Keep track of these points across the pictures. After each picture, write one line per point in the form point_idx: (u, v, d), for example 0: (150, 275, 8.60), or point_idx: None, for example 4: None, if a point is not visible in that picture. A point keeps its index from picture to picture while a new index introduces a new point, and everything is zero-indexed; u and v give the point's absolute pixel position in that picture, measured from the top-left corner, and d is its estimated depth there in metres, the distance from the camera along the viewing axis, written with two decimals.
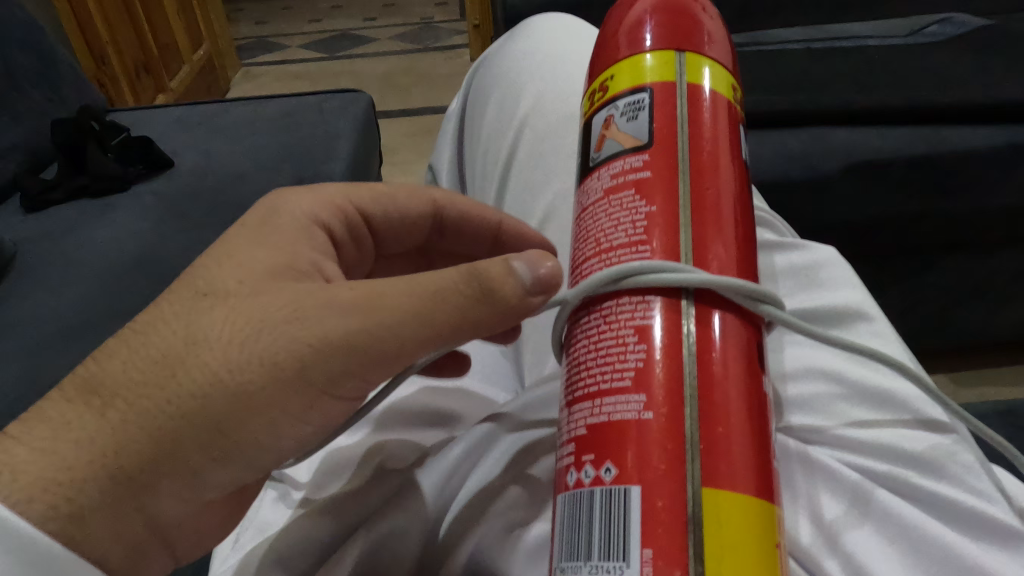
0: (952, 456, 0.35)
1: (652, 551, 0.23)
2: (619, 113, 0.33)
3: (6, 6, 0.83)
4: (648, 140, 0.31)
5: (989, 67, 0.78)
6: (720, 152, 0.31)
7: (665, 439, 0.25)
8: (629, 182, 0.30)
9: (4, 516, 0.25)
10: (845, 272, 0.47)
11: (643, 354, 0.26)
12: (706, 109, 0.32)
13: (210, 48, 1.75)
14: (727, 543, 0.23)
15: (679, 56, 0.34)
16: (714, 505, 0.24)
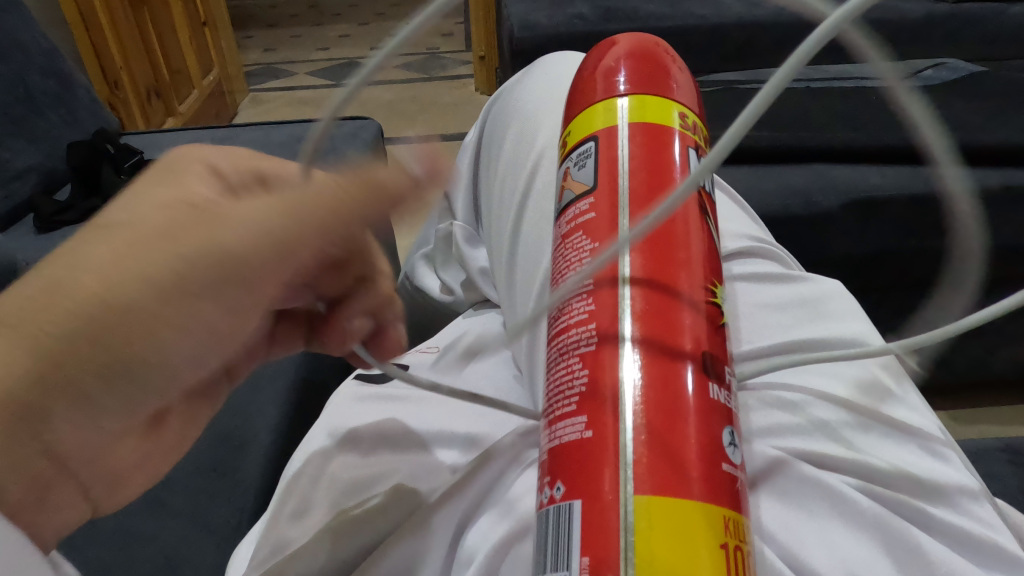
0: (959, 487, 0.35)
1: (589, 558, 0.25)
2: (574, 165, 0.37)
3: (30, 32, 0.86)
4: (593, 184, 0.35)
5: (976, 117, 0.83)
6: (666, 180, 0.34)
7: (600, 452, 0.27)
8: (578, 226, 0.34)
9: None
10: (849, 305, 0.43)
11: (586, 378, 0.30)
12: (655, 142, 0.35)
13: (220, 74, 1.79)
14: (661, 548, 0.24)
15: (628, 99, 0.37)
16: (650, 511, 0.25)
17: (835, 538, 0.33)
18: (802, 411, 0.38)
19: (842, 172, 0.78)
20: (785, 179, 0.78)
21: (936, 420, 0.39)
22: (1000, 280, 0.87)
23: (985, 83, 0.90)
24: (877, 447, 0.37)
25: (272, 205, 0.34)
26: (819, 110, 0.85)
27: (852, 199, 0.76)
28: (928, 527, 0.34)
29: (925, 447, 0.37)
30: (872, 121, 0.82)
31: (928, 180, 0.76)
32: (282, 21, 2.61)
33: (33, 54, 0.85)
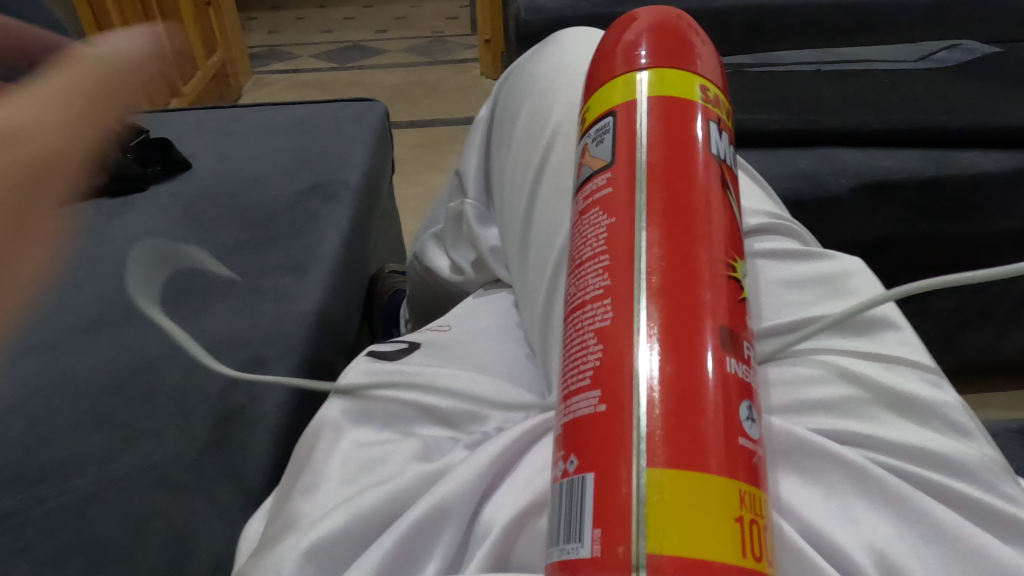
0: (985, 463, 0.35)
1: (600, 531, 0.25)
2: (592, 141, 0.37)
3: (35, 8, 0.86)
4: (610, 159, 0.35)
5: (988, 100, 0.82)
6: (685, 154, 0.33)
7: (614, 426, 0.27)
8: (596, 201, 0.34)
9: None
10: (873, 282, 0.43)
11: (600, 353, 0.30)
12: (676, 118, 0.35)
13: (222, 56, 1.77)
14: (674, 520, 0.24)
15: (649, 73, 0.36)
16: (666, 483, 0.25)
17: (857, 514, 0.33)
18: (823, 389, 0.38)
19: (852, 156, 0.78)
20: (794, 161, 0.77)
21: (959, 396, 0.38)
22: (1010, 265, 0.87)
23: (996, 67, 0.90)
24: (901, 425, 0.36)
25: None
26: (829, 94, 0.86)
27: (863, 181, 0.76)
28: (951, 503, 0.34)
29: (949, 424, 0.36)
30: (882, 105, 0.82)
31: (938, 163, 0.76)
32: (284, 3, 2.59)
33: (37, 30, 0.84)
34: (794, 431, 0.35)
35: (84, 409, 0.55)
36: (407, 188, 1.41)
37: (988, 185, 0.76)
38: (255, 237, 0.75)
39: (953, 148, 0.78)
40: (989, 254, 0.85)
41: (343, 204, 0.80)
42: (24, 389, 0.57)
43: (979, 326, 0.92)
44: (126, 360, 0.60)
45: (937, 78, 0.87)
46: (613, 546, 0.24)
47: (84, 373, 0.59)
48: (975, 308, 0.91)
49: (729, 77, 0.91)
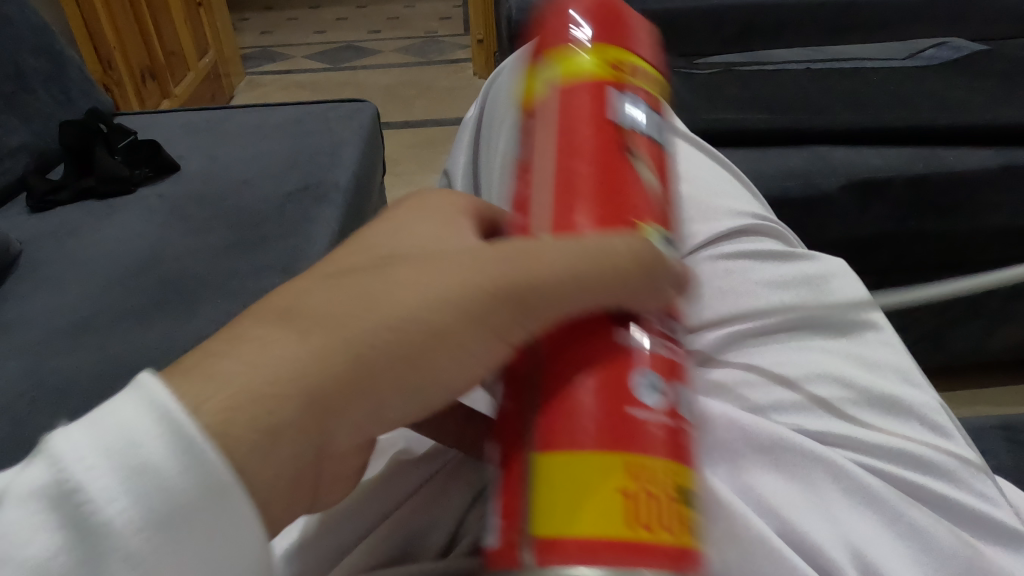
0: (961, 463, 0.35)
1: (499, 519, 0.23)
2: (519, 150, 0.39)
3: (21, 10, 0.85)
4: (523, 156, 0.36)
5: (977, 97, 0.82)
6: (577, 130, 0.34)
7: (512, 414, 0.26)
8: (513, 194, 0.35)
9: (163, 398, 0.22)
10: (855, 286, 0.43)
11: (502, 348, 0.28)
12: (568, 102, 0.35)
13: (215, 57, 1.77)
14: (558, 497, 0.22)
15: (551, 69, 0.39)
16: (550, 467, 0.23)
17: (838, 512, 0.32)
18: (806, 389, 0.37)
19: (842, 154, 0.77)
20: (783, 160, 0.77)
21: (938, 397, 0.38)
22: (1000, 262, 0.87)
23: (984, 64, 0.90)
24: (880, 425, 0.36)
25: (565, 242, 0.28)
26: (818, 93, 0.85)
27: (853, 179, 0.75)
28: (932, 503, 0.34)
29: (926, 423, 0.37)
30: (871, 103, 0.82)
31: (927, 161, 0.76)
32: (278, 4, 2.59)
33: (23, 32, 0.84)
34: (776, 430, 0.34)
35: (70, 413, 0.56)
36: (399, 188, 1.41)
37: (978, 183, 0.76)
38: (244, 238, 0.75)
39: (943, 146, 0.78)
40: (979, 251, 0.84)
41: (332, 204, 0.80)
42: (8, 393, 0.57)
43: (969, 323, 0.92)
44: (111, 363, 0.60)
45: (926, 76, 0.87)
46: (506, 533, 0.22)
47: (69, 376, 0.59)
48: (966, 305, 0.91)
49: (719, 77, 0.91)
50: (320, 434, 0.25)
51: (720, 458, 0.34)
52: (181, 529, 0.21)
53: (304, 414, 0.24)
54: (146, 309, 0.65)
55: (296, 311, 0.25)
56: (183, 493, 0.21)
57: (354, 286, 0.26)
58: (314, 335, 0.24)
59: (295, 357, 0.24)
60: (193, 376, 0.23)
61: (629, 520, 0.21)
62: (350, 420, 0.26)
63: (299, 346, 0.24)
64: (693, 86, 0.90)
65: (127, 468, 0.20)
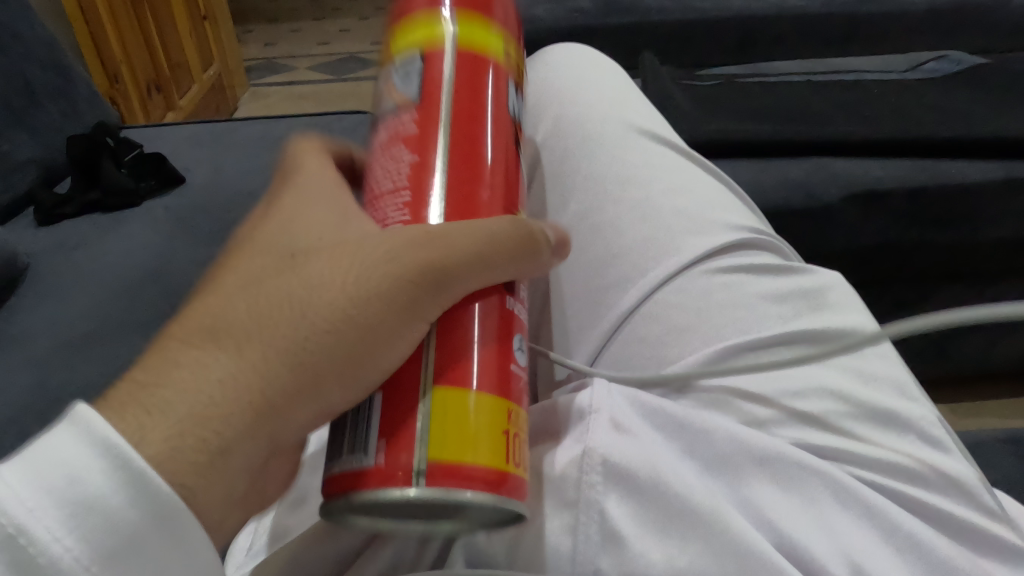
0: (959, 477, 0.35)
1: (384, 442, 0.26)
2: (396, 77, 0.34)
3: (30, 25, 0.87)
4: (416, 97, 0.33)
5: (977, 109, 0.83)
6: (483, 107, 0.33)
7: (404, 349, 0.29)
8: (399, 139, 0.32)
9: (101, 430, 0.24)
10: (853, 299, 0.43)
11: None
12: (473, 65, 0.34)
13: (220, 68, 1.79)
14: (450, 427, 0.26)
15: (452, 12, 0.35)
16: (443, 400, 0.27)
17: (837, 525, 0.32)
18: (803, 402, 0.37)
19: (842, 165, 0.78)
20: (784, 171, 0.78)
21: (936, 410, 0.38)
22: (1002, 273, 0.87)
23: (985, 75, 0.90)
24: (879, 438, 0.36)
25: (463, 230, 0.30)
26: (819, 104, 0.86)
27: (853, 191, 0.76)
28: (930, 516, 0.34)
29: (926, 437, 0.37)
30: (872, 115, 0.83)
31: (928, 172, 0.76)
32: (282, 16, 2.61)
33: (32, 48, 0.85)
34: (774, 445, 0.34)
35: None
36: None
37: (978, 194, 0.76)
38: None
39: (943, 157, 0.78)
40: (981, 261, 0.85)
41: None
42: (15, 406, 0.58)
43: (972, 333, 0.92)
44: (117, 375, 0.60)
45: (927, 88, 0.88)
46: (396, 455, 0.26)
47: (76, 388, 0.59)
48: (967, 315, 0.91)
49: (720, 88, 0.92)
50: (270, 436, 0.28)
51: (721, 471, 0.34)
52: (129, 540, 0.24)
53: (249, 423, 0.28)
54: (152, 321, 0.66)
55: (221, 329, 0.29)
56: (125, 510, 0.24)
57: (277, 297, 0.30)
58: (244, 355, 0.28)
59: (232, 381, 0.28)
60: (144, 410, 0.27)
61: (502, 452, 0.27)
62: (297, 417, 0.29)
63: (232, 367, 0.28)
64: (694, 98, 0.90)
65: (70, 501, 0.24)
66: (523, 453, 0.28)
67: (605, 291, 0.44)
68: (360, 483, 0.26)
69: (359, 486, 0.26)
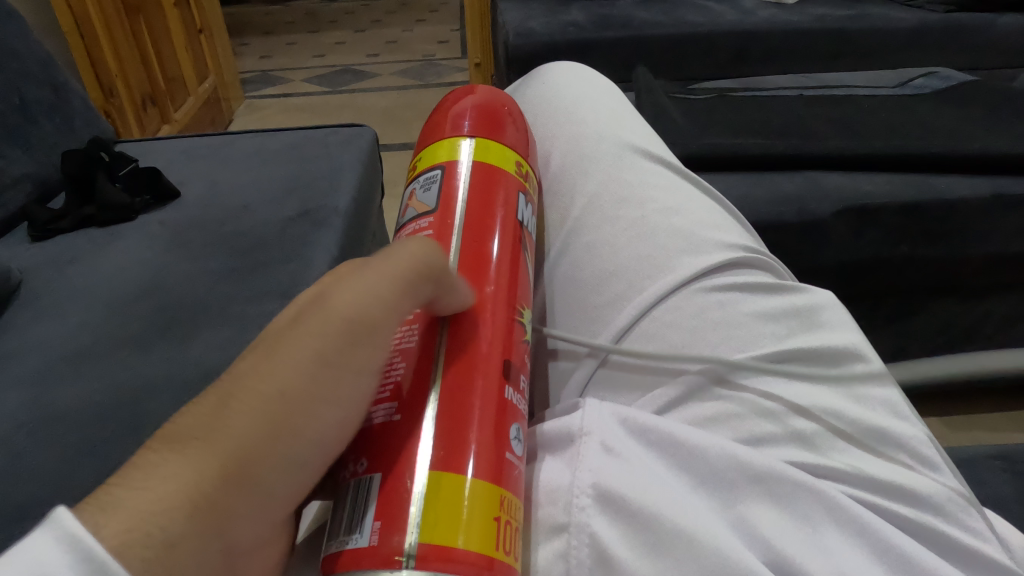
0: (950, 497, 0.36)
1: (380, 523, 0.27)
2: (420, 187, 0.41)
3: (25, 41, 0.87)
4: (434, 206, 0.39)
5: (965, 125, 0.84)
6: (490, 214, 0.39)
7: (405, 430, 0.30)
8: (416, 240, 0.38)
9: (78, 533, 0.21)
10: (844, 317, 0.44)
11: (401, 372, 0.32)
12: (483, 182, 0.40)
13: (215, 81, 1.79)
14: (442, 513, 0.27)
15: (472, 140, 0.42)
16: (438, 485, 0.28)
17: (830, 544, 0.32)
18: (798, 420, 0.37)
19: (834, 180, 0.79)
20: (777, 186, 0.78)
21: (926, 430, 0.39)
22: (992, 287, 0.88)
23: (973, 92, 0.92)
24: (870, 457, 0.36)
25: (376, 279, 0.31)
26: (811, 119, 0.87)
27: (846, 206, 0.76)
28: (922, 536, 0.34)
29: (916, 457, 0.37)
30: (862, 130, 0.84)
31: (918, 188, 0.77)
32: (278, 29, 2.62)
33: (28, 64, 0.85)
34: (771, 463, 0.34)
35: (67, 444, 0.56)
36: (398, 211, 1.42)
37: (969, 210, 0.77)
38: (243, 265, 0.75)
39: (934, 173, 0.79)
40: (972, 275, 0.85)
41: (332, 230, 0.80)
42: (8, 424, 0.57)
43: (961, 347, 0.93)
44: (111, 392, 0.60)
45: (916, 104, 0.89)
46: (391, 535, 0.26)
47: (69, 405, 0.59)
48: (958, 329, 0.92)
49: (713, 103, 0.93)
50: (223, 535, 0.25)
51: (714, 489, 0.34)
52: None
53: (200, 519, 0.24)
54: (145, 337, 0.66)
55: (167, 437, 0.27)
56: None
57: (213, 394, 0.28)
58: (188, 447, 0.26)
59: (178, 473, 0.25)
60: (97, 509, 0.23)
61: (490, 542, 0.27)
62: (245, 509, 0.26)
63: (176, 462, 0.25)
64: (688, 112, 0.91)
65: None
66: (515, 547, 0.28)
67: (599, 312, 0.45)
68: (348, 564, 0.26)
69: (344, 568, 0.26)
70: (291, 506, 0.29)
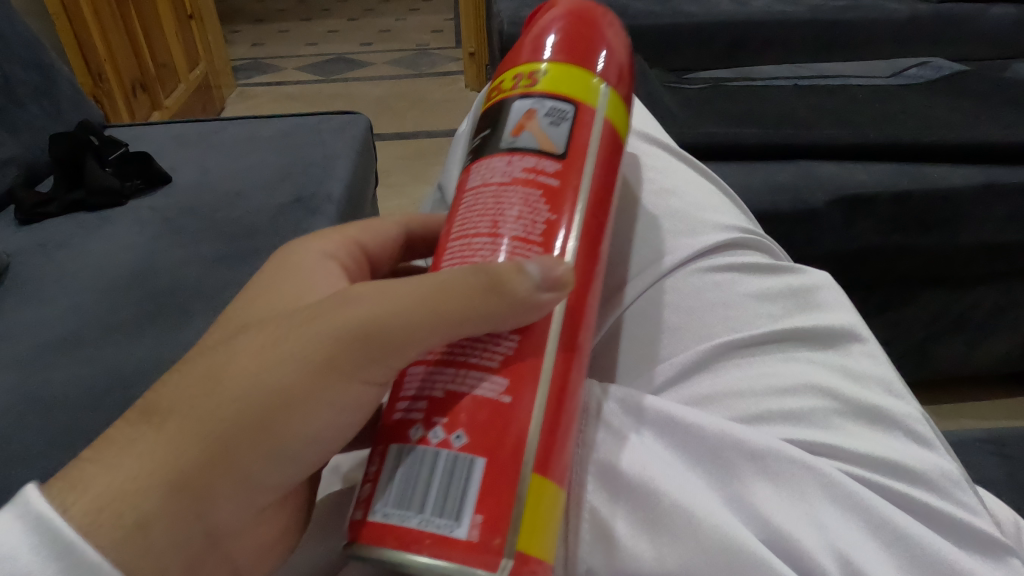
0: (944, 472, 0.36)
1: (481, 517, 0.25)
2: (544, 112, 0.33)
3: (10, 22, 0.85)
4: (564, 152, 0.32)
5: (958, 115, 0.84)
6: (607, 188, 0.35)
7: (514, 419, 0.27)
8: (537, 186, 0.31)
9: (42, 512, 0.26)
10: (841, 299, 0.44)
11: (514, 345, 0.29)
12: (609, 146, 0.35)
13: (206, 68, 1.77)
14: (535, 520, 0.27)
15: (607, 88, 0.35)
16: (537, 491, 0.27)
17: (826, 519, 0.32)
18: (794, 399, 0.37)
19: (828, 169, 0.79)
20: (771, 176, 0.78)
21: (920, 407, 0.39)
22: (982, 276, 0.89)
23: (965, 82, 0.92)
24: (863, 433, 0.37)
25: (401, 289, 0.30)
26: (805, 109, 0.87)
27: (839, 195, 0.77)
28: (917, 511, 0.35)
29: (911, 434, 0.37)
30: (856, 119, 0.84)
31: (911, 178, 0.77)
32: (269, 17, 2.60)
33: (13, 45, 0.84)
34: (769, 441, 0.34)
35: (56, 429, 0.55)
36: (391, 201, 1.41)
37: (961, 199, 0.77)
38: (235, 251, 0.74)
39: (927, 162, 0.80)
40: (963, 265, 0.86)
41: (325, 216, 0.80)
42: None
43: (952, 337, 0.94)
44: (100, 377, 0.59)
45: (910, 94, 0.89)
46: (490, 536, 0.25)
47: (57, 390, 0.58)
48: (949, 319, 0.92)
49: (708, 92, 0.93)
50: (199, 514, 0.29)
51: (712, 467, 0.34)
52: None
53: (175, 500, 0.28)
54: (135, 322, 0.65)
55: (152, 410, 0.29)
56: None
57: (200, 369, 0.30)
58: (167, 427, 0.28)
59: (155, 453, 0.28)
60: (69, 487, 0.27)
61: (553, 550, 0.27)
62: (225, 491, 0.29)
63: (156, 441, 0.28)
64: (682, 101, 0.91)
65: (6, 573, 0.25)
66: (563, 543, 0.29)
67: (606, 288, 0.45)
68: (438, 549, 0.25)
69: (379, 542, 0.25)
70: (276, 492, 0.31)
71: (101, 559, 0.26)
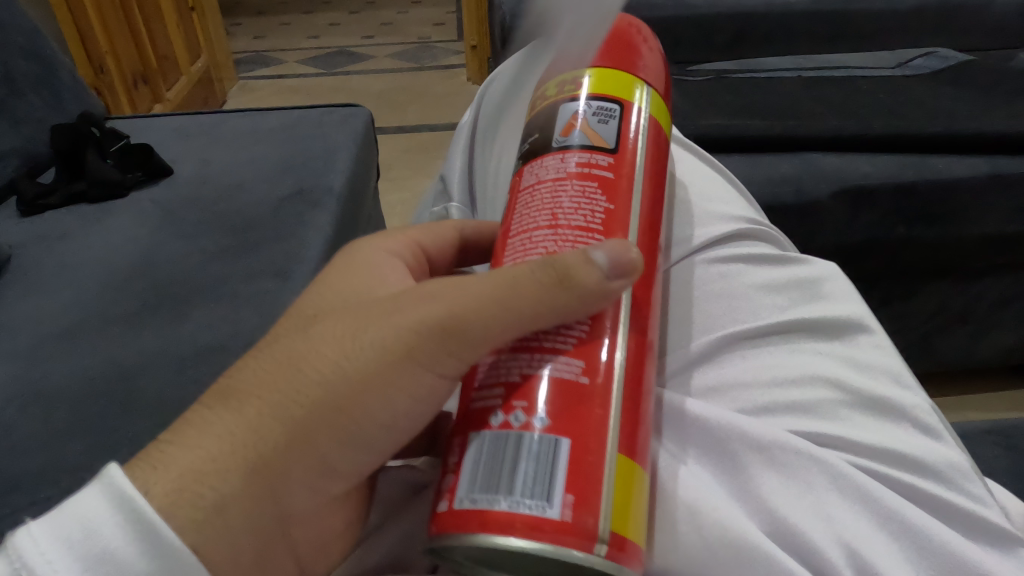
0: (954, 465, 0.36)
1: (572, 497, 0.25)
2: (591, 112, 0.34)
3: (10, 12, 0.85)
4: (615, 147, 0.33)
5: (963, 106, 0.84)
6: (658, 182, 0.35)
7: (597, 401, 0.28)
8: (593, 177, 0.32)
9: (120, 489, 0.27)
10: (847, 289, 0.44)
11: (587, 328, 0.29)
12: (656, 140, 0.36)
13: (208, 61, 1.77)
14: (627, 501, 0.27)
15: (648, 89, 0.37)
16: (626, 472, 0.27)
17: (832, 511, 0.32)
18: (801, 390, 0.37)
19: (832, 161, 0.78)
20: (776, 168, 0.78)
21: (929, 399, 0.39)
22: (987, 269, 0.88)
23: (971, 73, 0.91)
24: (869, 425, 0.36)
25: (474, 282, 0.30)
26: (809, 100, 0.87)
27: (844, 187, 0.76)
28: (926, 503, 0.34)
29: (921, 426, 0.37)
30: (861, 111, 0.83)
31: (916, 169, 0.77)
32: (271, 10, 2.59)
33: (13, 35, 0.84)
34: (775, 433, 0.34)
35: (59, 420, 0.55)
36: (393, 194, 1.41)
37: (967, 190, 0.77)
38: (238, 243, 0.74)
39: (933, 153, 0.79)
40: (968, 257, 0.86)
41: (327, 208, 0.80)
42: None
43: (956, 329, 0.94)
44: (102, 368, 0.59)
45: (915, 85, 0.89)
46: (584, 516, 0.25)
47: (60, 381, 0.58)
48: (953, 311, 0.92)
49: (711, 84, 0.92)
50: (272, 496, 0.30)
51: (719, 460, 0.34)
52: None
53: (250, 485, 0.29)
54: (137, 314, 0.65)
55: (228, 393, 0.30)
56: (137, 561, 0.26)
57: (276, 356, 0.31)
58: (244, 412, 0.29)
59: (230, 437, 0.29)
60: (149, 468, 0.28)
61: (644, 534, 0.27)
62: (297, 478, 0.30)
63: (230, 425, 0.29)
64: (685, 93, 0.90)
65: (87, 552, 0.26)
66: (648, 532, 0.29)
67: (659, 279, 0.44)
68: (533, 530, 0.25)
69: (464, 529, 0.25)
70: (346, 482, 0.32)
71: (178, 539, 0.27)
